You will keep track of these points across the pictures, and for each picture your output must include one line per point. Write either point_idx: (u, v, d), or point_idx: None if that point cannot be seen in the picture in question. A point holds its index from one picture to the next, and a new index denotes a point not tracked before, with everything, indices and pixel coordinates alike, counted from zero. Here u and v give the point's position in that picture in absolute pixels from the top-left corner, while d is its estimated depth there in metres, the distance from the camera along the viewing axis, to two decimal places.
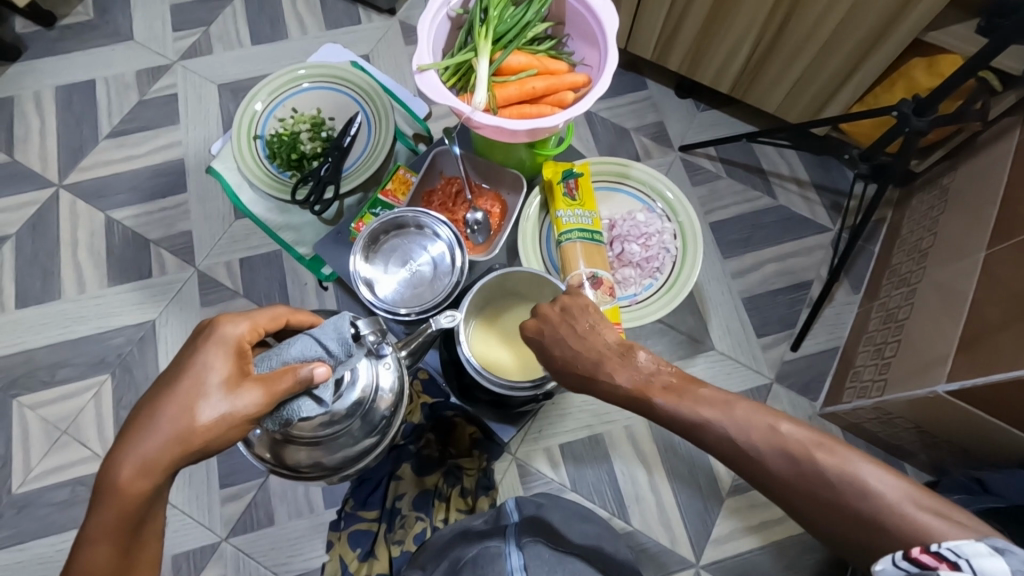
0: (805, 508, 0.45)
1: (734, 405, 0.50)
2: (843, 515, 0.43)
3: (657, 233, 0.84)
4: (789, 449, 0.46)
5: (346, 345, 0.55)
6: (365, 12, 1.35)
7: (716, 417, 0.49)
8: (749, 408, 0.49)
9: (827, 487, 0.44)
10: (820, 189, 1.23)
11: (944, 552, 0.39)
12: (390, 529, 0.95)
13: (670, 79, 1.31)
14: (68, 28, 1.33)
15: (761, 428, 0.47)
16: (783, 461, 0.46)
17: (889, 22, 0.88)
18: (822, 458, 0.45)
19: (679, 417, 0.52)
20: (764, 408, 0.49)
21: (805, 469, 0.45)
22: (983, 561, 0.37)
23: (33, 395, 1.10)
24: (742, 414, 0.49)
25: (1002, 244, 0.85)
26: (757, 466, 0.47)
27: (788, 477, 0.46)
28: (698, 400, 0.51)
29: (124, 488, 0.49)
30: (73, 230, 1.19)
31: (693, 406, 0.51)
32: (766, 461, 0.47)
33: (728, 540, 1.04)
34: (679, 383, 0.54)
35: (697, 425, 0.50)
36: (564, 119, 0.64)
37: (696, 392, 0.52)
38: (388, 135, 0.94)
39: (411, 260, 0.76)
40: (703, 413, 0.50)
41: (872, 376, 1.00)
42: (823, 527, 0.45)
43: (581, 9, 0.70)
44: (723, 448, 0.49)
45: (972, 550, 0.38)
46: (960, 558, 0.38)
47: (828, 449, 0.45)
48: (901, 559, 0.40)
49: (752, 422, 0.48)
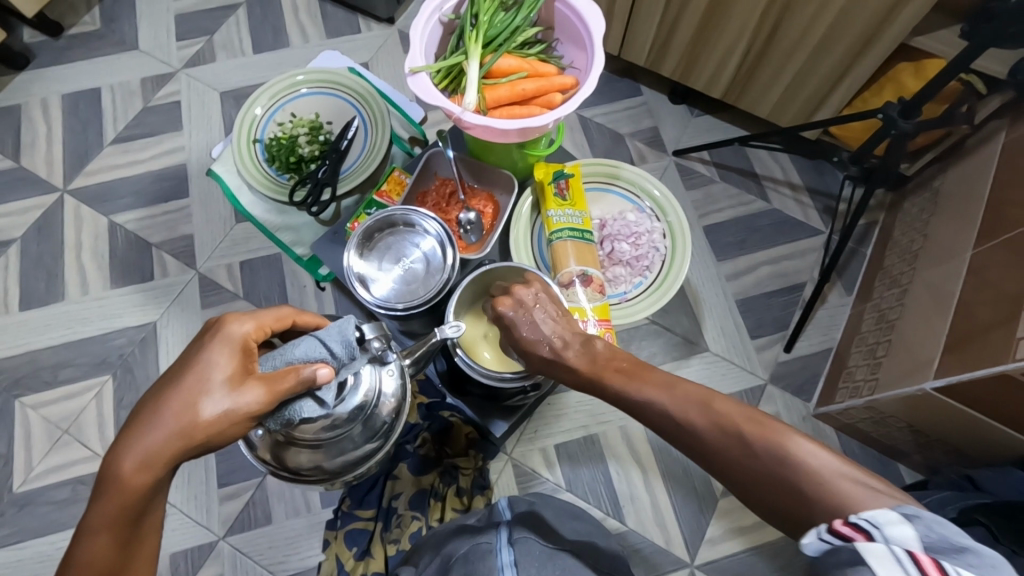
0: (741, 481, 0.48)
1: (679, 386, 0.55)
2: (769, 484, 0.46)
3: (647, 232, 0.86)
4: (719, 421, 0.50)
5: (350, 348, 0.55)
6: (365, 21, 1.38)
7: (657, 396, 0.55)
8: (690, 389, 0.54)
9: (754, 458, 0.47)
10: (813, 192, 1.25)
11: (860, 522, 0.39)
12: (386, 529, 0.95)
13: (664, 86, 1.33)
14: (75, 37, 1.37)
15: (696, 405, 0.52)
16: (714, 435, 0.50)
17: (875, 27, 0.90)
18: (748, 430, 0.48)
19: (629, 397, 0.58)
20: (706, 389, 0.53)
21: (734, 441, 0.48)
22: (893, 529, 0.38)
23: (35, 395, 1.12)
24: (684, 391, 0.54)
25: (989, 243, 0.86)
26: (693, 439, 0.51)
27: (722, 449, 0.49)
28: (647, 381, 0.58)
29: (125, 481, 0.50)
30: (77, 233, 1.22)
31: (639, 387, 0.57)
32: (700, 435, 0.50)
33: (721, 541, 1.05)
34: (632, 367, 0.60)
35: (641, 402, 0.56)
36: (552, 119, 0.66)
37: (647, 375, 0.58)
38: (385, 138, 0.96)
39: (404, 257, 0.78)
40: (647, 394, 0.56)
41: (864, 375, 1.01)
42: (761, 500, 0.46)
43: (570, 13, 0.72)
44: (665, 424, 0.54)
45: (885, 519, 0.39)
46: (874, 528, 0.39)
47: (759, 424, 0.48)
48: (825, 532, 0.40)
49: (691, 399, 0.53)
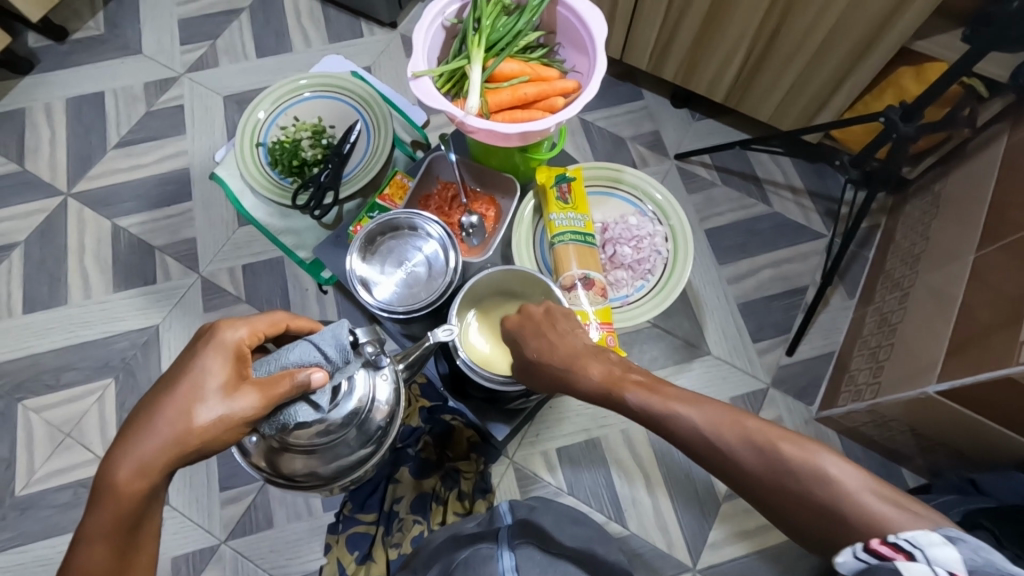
0: (771, 501, 0.47)
1: (702, 404, 0.53)
2: (805, 504, 0.45)
3: (649, 236, 0.86)
4: (753, 441, 0.48)
5: (344, 352, 0.56)
6: (368, 26, 1.39)
7: (686, 411, 0.53)
8: (716, 407, 0.52)
9: (791, 479, 0.46)
10: (814, 196, 1.25)
11: (901, 543, 0.40)
12: (387, 533, 0.96)
13: (665, 90, 1.33)
14: (79, 42, 1.37)
15: (726, 426, 0.50)
16: (748, 454, 0.48)
17: (876, 31, 0.90)
18: (786, 448, 0.47)
19: (654, 411, 0.55)
20: (733, 405, 0.52)
21: (772, 461, 0.47)
22: (937, 550, 0.38)
23: (37, 398, 1.12)
24: (708, 411, 0.52)
25: (991, 246, 0.86)
26: (723, 458, 0.50)
27: (757, 472, 0.48)
28: (667, 397, 0.55)
29: (121, 488, 0.50)
30: (80, 237, 1.22)
31: (661, 402, 0.55)
32: (734, 456, 0.49)
33: (723, 545, 1.04)
34: (650, 381, 0.59)
35: (666, 422, 0.54)
36: (555, 123, 0.66)
37: (668, 389, 0.56)
38: (386, 141, 0.97)
39: (406, 261, 0.78)
40: (674, 409, 0.54)
41: (866, 379, 1.01)
42: (792, 520, 0.47)
43: (572, 18, 0.72)
44: (693, 442, 0.52)
45: (927, 541, 0.39)
46: (915, 548, 0.39)
47: (793, 442, 0.47)
48: (861, 551, 0.40)
49: (717, 420, 0.51)
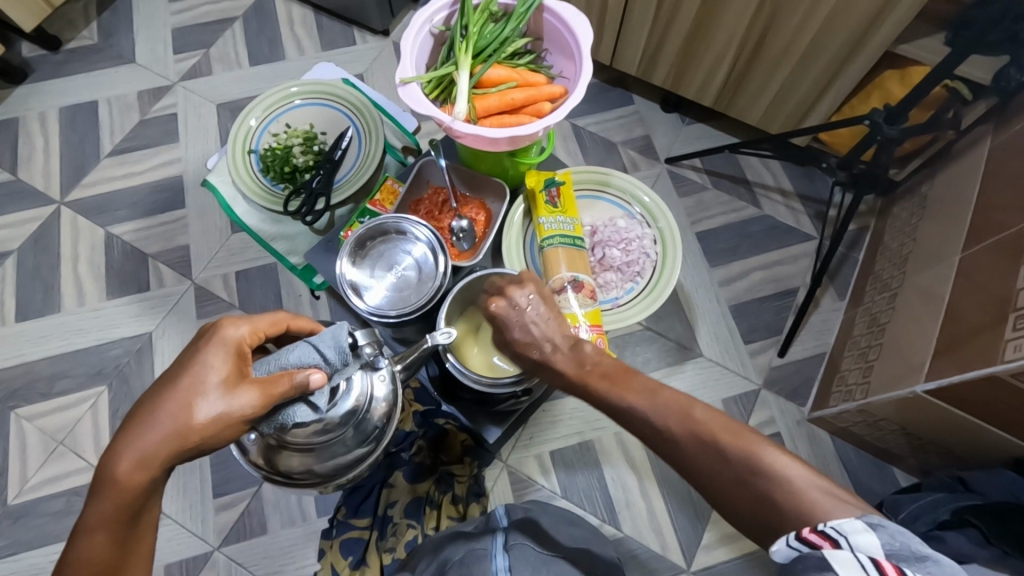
0: (717, 490, 0.48)
1: (661, 392, 0.53)
2: (744, 493, 0.46)
3: (638, 238, 0.87)
4: (699, 434, 0.49)
5: (343, 354, 0.57)
6: (360, 33, 1.40)
7: (637, 402, 0.54)
8: (672, 395, 0.53)
9: (727, 467, 0.47)
10: (803, 199, 1.26)
11: (828, 530, 0.40)
12: (382, 537, 0.95)
13: (656, 95, 1.35)
14: (73, 51, 1.38)
15: (677, 414, 0.51)
16: (692, 444, 0.49)
17: (862, 35, 0.91)
18: (725, 440, 0.48)
19: (612, 403, 0.56)
20: (685, 397, 0.52)
21: (713, 452, 0.48)
22: (858, 537, 0.39)
23: (31, 406, 1.12)
24: (666, 398, 0.52)
25: (977, 246, 0.87)
26: (671, 447, 0.50)
27: (700, 460, 0.48)
28: (630, 387, 0.55)
29: (123, 480, 0.50)
30: (73, 245, 1.22)
31: (621, 393, 0.55)
32: (678, 442, 0.50)
33: (717, 546, 1.05)
34: (617, 372, 0.58)
35: (625, 410, 0.54)
36: (541, 127, 0.67)
37: (630, 380, 0.56)
38: (378, 147, 0.98)
39: (396, 265, 0.79)
40: (630, 400, 0.54)
41: (856, 379, 1.02)
42: (731, 508, 0.47)
43: (557, 24, 0.73)
44: (648, 430, 0.52)
45: (850, 528, 0.40)
46: (840, 535, 0.39)
47: (735, 434, 0.48)
48: (793, 539, 0.41)
49: (673, 408, 0.51)
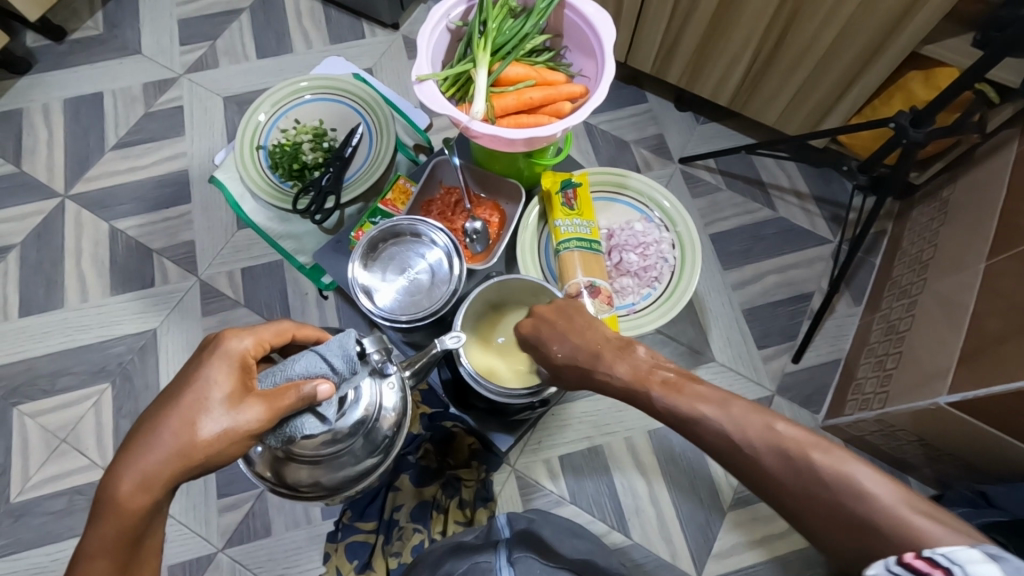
0: (801, 510, 0.43)
1: (732, 404, 0.49)
2: (837, 519, 0.40)
3: (656, 243, 0.85)
4: (783, 448, 0.44)
5: (351, 363, 0.54)
6: (370, 27, 1.37)
7: (711, 412, 0.50)
8: (746, 407, 0.48)
9: (819, 486, 0.42)
10: (819, 202, 1.23)
11: (938, 557, 0.34)
12: (387, 541, 0.93)
13: (669, 94, 1.32)
14: (77, 42, 1.36)
15: (755, 425, 0.47)
16: (773, 460, 0.44)
17: (886, 35, 0.89)
18: (815, 457, 0.43)
19: (679, 412, 0.53)
20: (764, 409, 0.48)
21: (799, 469, 0.43)
22: (977, 567, 0.33)
23: (33, 403, 1.10)
24: (738, 411, 0.48)
25: (1001, 255, 0.84)
26: (752, 465, 0.46)
27: (782, 473, 0.44)
28: (695, 396, 0.52)
29: (124, 502, 0.49)
30: (77, 239, 1.20)
31: (689, 401, 0.52)
32: (757, 456, 0.45)
33: (728, 555, 1.03)
34: (677, 380, 0.56)
35: (693, 418, 0.51)
36: (562, 128, 0.65)
37: (696, 388, 0.53)
38: (389, 144, 0.96)
39: (409, 268, 0.77)
40: (699, 410, 0.51)
41: (873, 388, 1.00)
42: (820, 532, 0.42)
43: (579, 21, 0.71)
44: (721, 445, 0.48)
45: (966, 557, 0.34)
46: (954, 563, 0.34)
47: (824, 449, 0.43)
48: (894, 564, 0.36)
49: (746, 419, 0.47)
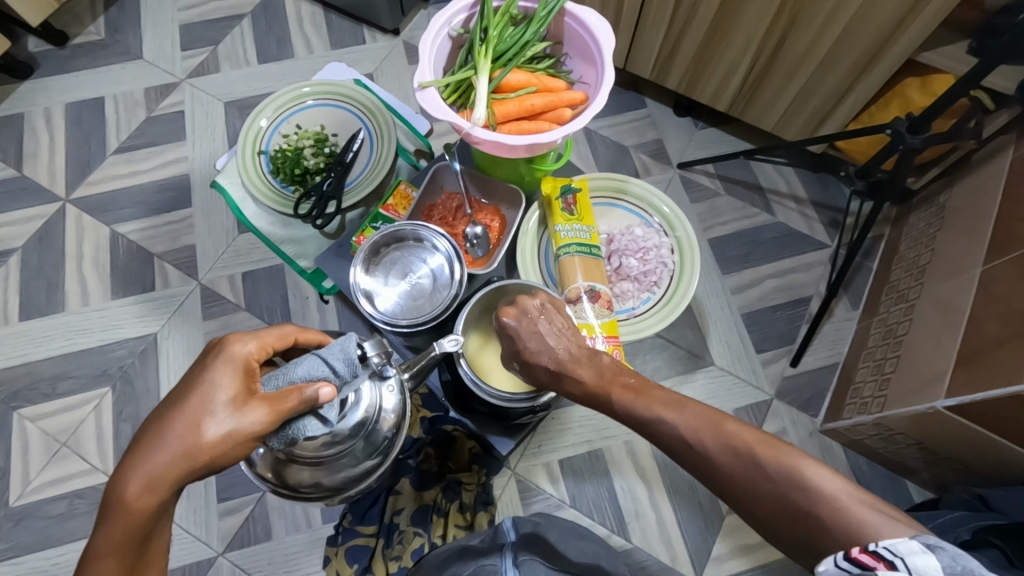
0: (753, 506, 0.46)
1: (687, 406, 0.54)
2: (786, 511, 0.44)
3: (656, 247, 0.85)
4: (731, 444, 0.49)
5: (352, 366, 0.55)
6: (370, 32, 1.38)
7: (668, 415, 0.54)
8: (700, 409, 0.53)
9: (766, 481, 0.46)
10: (818, 206, 1.24)
11: (880, 551, 0.38)
12: (387, 545, 0.93)
13: (668, 99, 1.33)
14: (79, 47, 1.36)
15: (708, 428, 0.51)
16: (724, 458, 0.49)
17: (884, 41, 0.90)
18: (760, 452, 0.47)
19: (638, 417, 0.57)
20: (715, 410, 0.52)
21: (744, 462, 0.47)
22: (917, 558, 0.36)
23: (34, 407, 1.10)
24: (692, 411, 0.53)
25: (998, 259, 0.85)
26: (704, 461, 0.50)
27: (733, 473, 0.48)
28: (654, 399, 0.57)
29: (131, 503, 0.49)
30: (78, 244, 1.21)
31: (647, 405, 0.56)
32: (708, 455, 0.50)
33: (728, 558, 1.03)
34: (639, 384, 0.60)
35: (649, 422, 0.55)
36: (562, 135, 0.66)
37: (653, 393, 0.57)
38: (390, 150, 0.96)
39: (411, 273, 0.77)
40: (658, 413, 0.55)
41: (871, 392, 1.00)
42: (771, 525, 0.46)
43: (578, 28, 0.72)
44: (674, 445, 0.53)
45: (908, 549, 0.37)
46: (896, 557, 0.37)
47: (769, 445, 0.47)
48: (842, 560, 0.39)
49: (701, 420, 0.52)
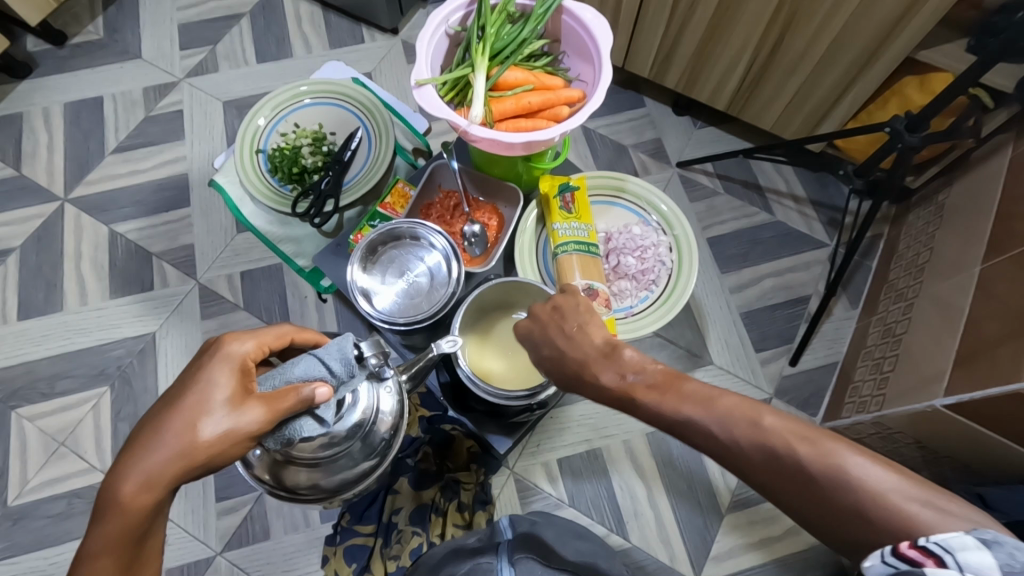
0: (798, 507, 0.44)
1: (717, 400, 0.48)
2: (831, 511, 0.43)
3: (653, 246, 0.85)
4: (771, 441, 0.45)
5: (349, 366, 0.55)
6: (369, 31, 1.38)
7: (698, 413, 0.48)
8: (733, 401, 0.47)
9: (810, 482, 0.43)
10: (817, 205, 1.24)
11: (931, 546, 0.37)
12: (386, 544, 0.93)
13: (667, 98, 1.33)
14: (78, 46, 1.36)
15: (743, 423, 0.46)
16: (764, 459, 0.45)
17: (881, 40, 0.90)
18: (804, 451, 0.44)
19: (664, 416, 0.50)
20: (747, 401, 0.47)
21: (786, 462, 0.44)
22: (970, 555, 0.36)
23: (32, 407, 1.10)
24: (725, 406, 0.47)
25: (997, 258, 0.85)
26: (741, 461, 0.46)
27: (775, 475, 0.44)
28: (682, 395, 0.50)
29: (126, 502, 0.49)
30: (76, 243, 1.21)
31: (674, 404, 0.49)
32: (746, 456, 0.45)
33: (728, 557, 1.03)
34: (663, 379, 0.51)
35: (677, 421, 0.49)
36: (559, 132, 0.65)
37: (681, 388, 0.50)
38: (388, 149, 0.96)
39: (408, 272, 0.77)
40: (686, 412, 0.48)
41: (870, 391, 1.00)
42: (814, 522, 0.44)
43: (576, 26, 0.72)
44: (706, 444, 0.47)
45: (959, 544, 0.37)
46: (946, 551, 0.37)
47: (813, 442, 0.44)
48: (889, 555, 0.38)
49: (736, 415, 0.47)
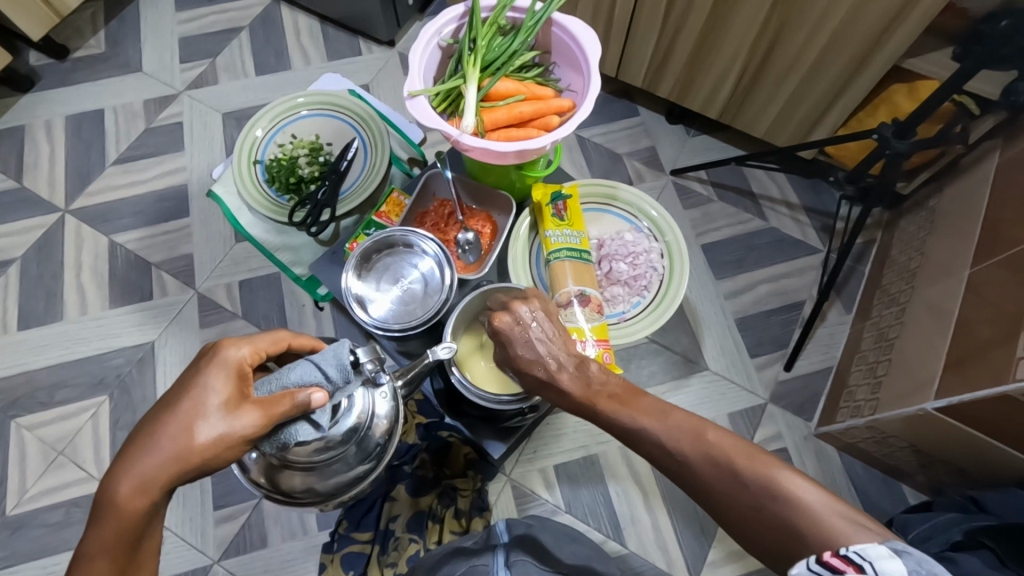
0: (732, 517, 0.46)
1: (670, 414, 0.53)
2: (763, 520, 0.44)
3: (645, 252, 0.86)
4: (710, 450, 0.49)
5: (345, 372, 0.56)
6: (366, 44, 1.40)
7: (653, 425, 0.53)
8: (684, 418, 0.52)
9: (745, 491, 0.46)
10: (810, 211, 1.25)
11: (851, 554, 0.38)
12: (383, 552, 0.93)
13: (661, 107, 1.35)
14: (80, 60, 1.38)
15: (689, 435, 0.50)
16: (705, 467, 0.48)
17: (870, 47, 0.91)
18: (743, 465, 0.47)
19: (622, 426, 0.55)
20: (697, 419, 0.52)
21: (727, 474, 0.47)
22: (886, 563, 0.36)
23: (31, 416, 1.11)
24: (676, 420, 0.52)
25: (986, 262, 0.86)
26: (685, 469, 0.50)
27: (714, 481, 0.48)
28: (640, 408, 0.56)
29: (122, 505, 0.50)
30: (77, 254, 1.22)
31: (633, 415, 0.55)
32: (692, 466, 0.49)
33: (724, 563, 1.04)
34: (625, 394, 0.58)
35: (635, 431, 0.54)
36: (550, 141, 0.67)
37: (639, 402, 0.56)
38: (383, 158, 0.98)
39: (402, 278, 0.79)
40: (643, 423, 0.54)
41: (864, 395, 1.01)
42: (749, 534, 0.45)
43: (566, 38, 0.73)
44: (657, 453, 0.52)
45: (875, 553, 0.37)
46: (865, 560, 0.37)
47: (751, 458, 0.47)
48: (813, 563, 0.38)
49: (683, 428, 0.51)
